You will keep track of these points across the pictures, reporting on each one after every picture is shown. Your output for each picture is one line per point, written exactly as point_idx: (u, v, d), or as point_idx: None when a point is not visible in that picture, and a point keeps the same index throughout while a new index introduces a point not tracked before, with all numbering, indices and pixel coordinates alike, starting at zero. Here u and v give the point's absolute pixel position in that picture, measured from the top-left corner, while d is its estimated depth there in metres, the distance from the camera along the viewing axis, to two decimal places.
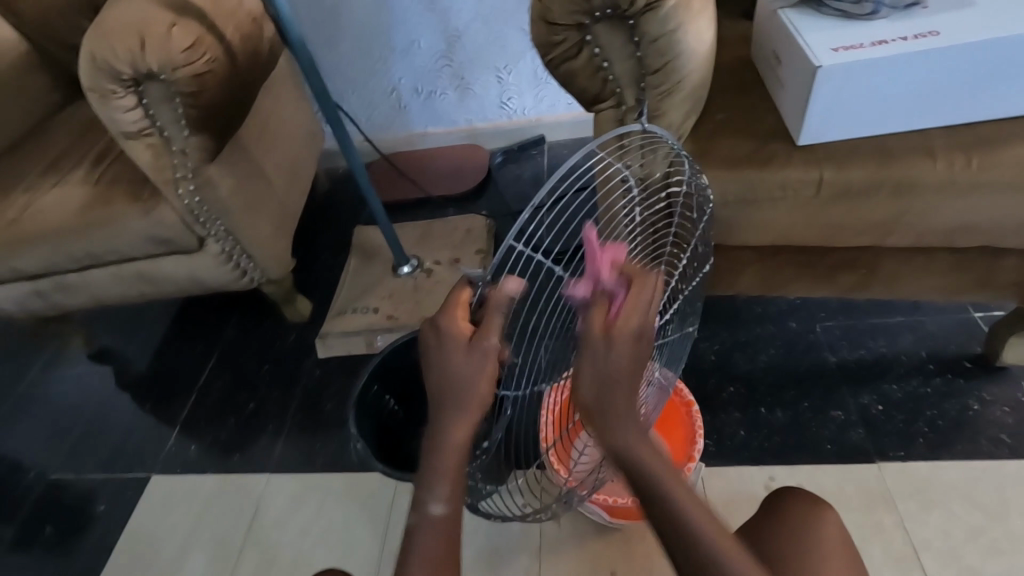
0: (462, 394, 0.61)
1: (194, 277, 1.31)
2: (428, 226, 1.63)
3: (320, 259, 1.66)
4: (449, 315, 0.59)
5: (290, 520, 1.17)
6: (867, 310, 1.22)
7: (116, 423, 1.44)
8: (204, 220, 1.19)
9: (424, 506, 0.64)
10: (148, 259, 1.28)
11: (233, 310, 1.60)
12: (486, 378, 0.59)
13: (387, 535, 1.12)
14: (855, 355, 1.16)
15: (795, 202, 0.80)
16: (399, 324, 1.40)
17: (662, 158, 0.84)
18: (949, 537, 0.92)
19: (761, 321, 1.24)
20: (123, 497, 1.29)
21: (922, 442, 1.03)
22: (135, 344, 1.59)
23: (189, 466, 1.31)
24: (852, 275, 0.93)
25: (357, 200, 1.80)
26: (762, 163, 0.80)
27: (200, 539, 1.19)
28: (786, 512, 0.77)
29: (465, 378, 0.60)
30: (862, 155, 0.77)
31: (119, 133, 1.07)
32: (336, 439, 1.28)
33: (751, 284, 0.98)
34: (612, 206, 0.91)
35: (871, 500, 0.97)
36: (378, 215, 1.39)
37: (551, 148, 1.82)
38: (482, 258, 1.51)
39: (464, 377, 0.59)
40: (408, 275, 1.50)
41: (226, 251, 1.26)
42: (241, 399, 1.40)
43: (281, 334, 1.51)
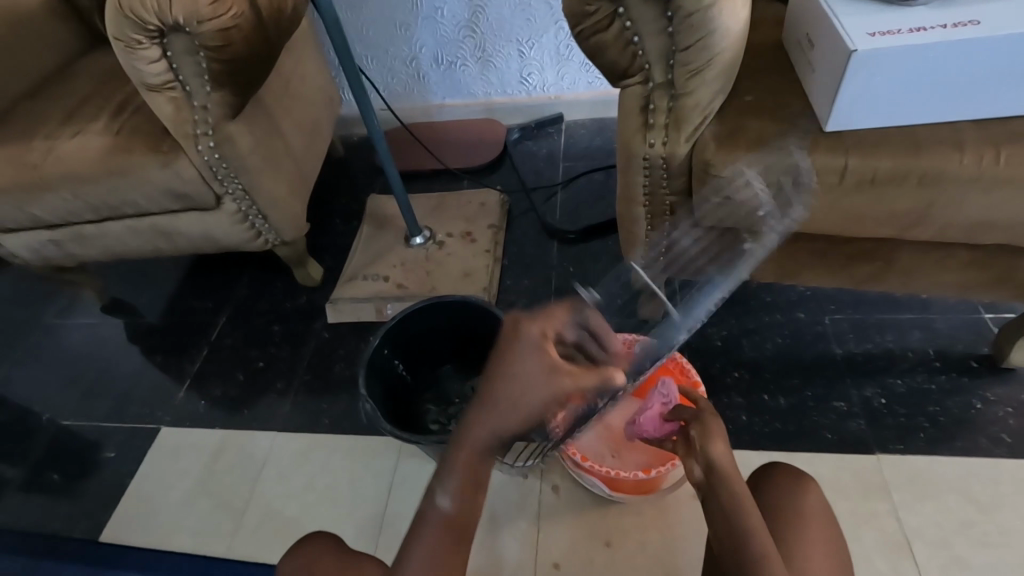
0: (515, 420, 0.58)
1: (209, 234, 1.32)
2: (441, 198, 1.62)
3: (332, 225, 1.67)
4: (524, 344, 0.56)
5: (295, 476, 1.20)
6: (877, 305, 1.22)
7: (127, 374, 1.46)
8: (221, 176, 1.20)
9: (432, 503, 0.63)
10: (165, 213, 1.28)
11: (244, 270, 1.61)
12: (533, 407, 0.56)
13: (390, 497, 1.14)
14: (862, 349, 1.16)
15: (819, 187, 0.80)
16: (409, 293, 1.41)
17: (685, 135, 0.86)
18: (941, 529, 0.94)
19: (769, 309, 1.25)
20: (132, 445, 1.33)
21: (921, 436, 1.04)
22: (147, 298, 1.61)
23: (198, 419, 1.34)
24: (867, 266, 0.93)
25: (372, 168, 1.80)
26: (788, 147, 0.80)
27: (207, 489, 1.22)
28: (774, 487, 0.78)
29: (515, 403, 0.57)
30: (889, 144, 0.77)
31: (143, 84, 1.07)
32: (342, 401, 1.30)
33: (766, 270, 0.99)
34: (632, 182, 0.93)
35: (867, 490, 0.99)
36: (393, 184, 1.39)
37: (569, 127, 1.81)
38: (495, 232, 1.51)
39: (533, 409, 0.56)
40: (420, 246, 1.51)
41: (243, 210, 1.27)
42: (250, 357, 1.43)
43: (292, 296, 1.52)
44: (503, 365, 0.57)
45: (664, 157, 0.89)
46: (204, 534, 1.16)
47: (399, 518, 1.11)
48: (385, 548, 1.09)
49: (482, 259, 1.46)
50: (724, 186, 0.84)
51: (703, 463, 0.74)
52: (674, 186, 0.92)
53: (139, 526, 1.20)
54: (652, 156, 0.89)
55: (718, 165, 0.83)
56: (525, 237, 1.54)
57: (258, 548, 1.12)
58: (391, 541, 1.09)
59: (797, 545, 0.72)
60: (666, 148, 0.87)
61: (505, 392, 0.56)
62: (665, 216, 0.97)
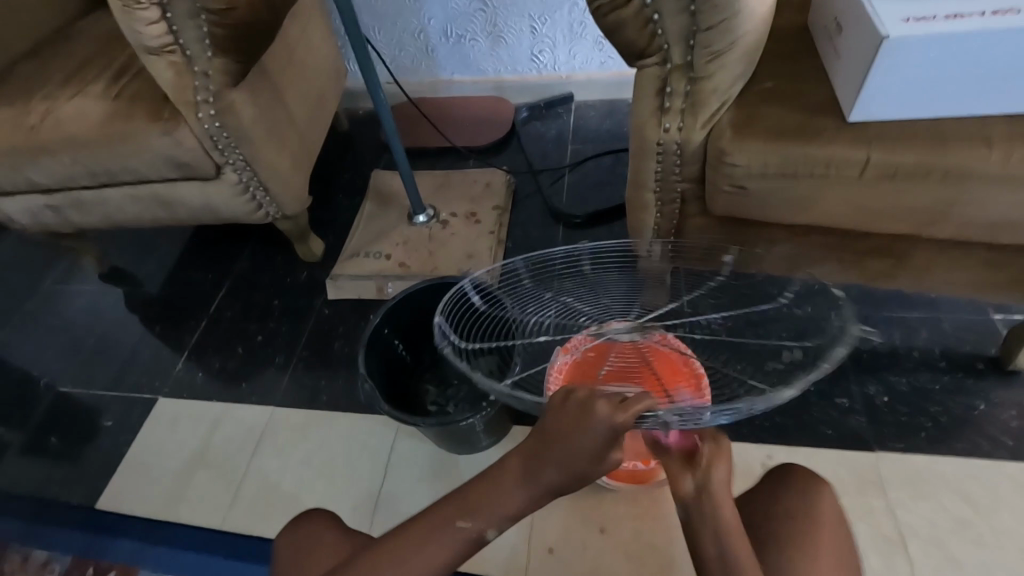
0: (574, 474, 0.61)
1: (210, 205, 1.29)
2: (447, 176, 1.59)
3: (336, 200, 1.64)
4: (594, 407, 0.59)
5: (293, 452, 1.20)
6: (884, 302, 1.21)
7: (127, 343, 1.46)
8: (222, 146, 1.17)
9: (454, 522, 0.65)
10: (165, 182, 1.26)
11: (245, 243, 1.59)
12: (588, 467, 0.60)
13: (387, 475, 1.14)
14: (867, 346, 1.15)
15: (838, 180, 0.77)
16: (411, 272, 1.39)
17: (702, 121, 0.83)
18: (935, 527, 0.93)
19: None
20: (131, 415, 1.32)
21: (922, 435, 1.03)
22: (147, 268, 1.60)
23: (197, 392, 1.33)
24: (881, 263, 0.91)
25: (377, 143, 1.77)
26: (807, 137, 0.77)
27: (204, 461, 1.22)
28: (781, 486, 0.73)
29: (576, 459, 0.60)
30: (914, 137, 0.74)
31: (142, 47, 1.03)
32: (342, 378, 1.30)
33: (775, 264, 0.97)
34: (642, 168, 0.91)
35: (862, 486, 0.98)
36: (397, 160, 1.36)
37: (579, 108, 1.77)
38: (500, 214, 1.49)
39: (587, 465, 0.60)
40: (423, 224, 1.48)
41: (243, 181, 1.24)
42: (250, 330, 1.42)
43: (293, 271, 1.51)
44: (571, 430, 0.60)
45: (679, 142, 0.86)
46: (200, 505, 1.16)
47: (396, 497, 1.11)
48: (381, 526, 1.09)
49: (486, 240, 1.44)
50: (739, 175, 0.81)
51: (698, 480, 0.67)
52: (686, 173, 0.89)
53: (136, 495, 1.20)
54: (666, 141, 0.86)
55: (735, 154, 0.80)
56: (530, 220, 1.52)
57: (254, 520, 1.12)
58: (387, 518, 1.09)
59: (809, 545, 0.67)
60: (681, 133, 0.84)
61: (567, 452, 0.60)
62: (674, 204, 0.95)
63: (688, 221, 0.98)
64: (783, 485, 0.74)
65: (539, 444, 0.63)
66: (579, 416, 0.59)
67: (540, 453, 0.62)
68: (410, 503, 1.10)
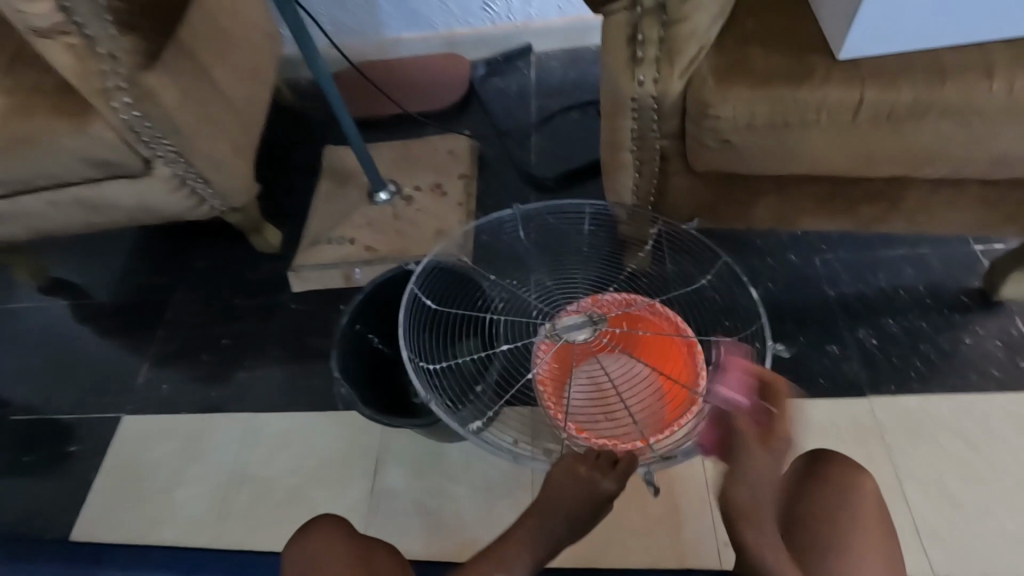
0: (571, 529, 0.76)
1: (146, 205, 1.17)
2: (406, 147, 1.48)
3: (289, 183, 1.52)
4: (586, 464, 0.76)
5: (277, 459, 1.14)
6: (869, 243, 1.18)
7: (81, 360, 1.35)
8: (147, 137, 1.04)
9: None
10: (90, 183, 1.12)
11: (196, 239, 1.47)
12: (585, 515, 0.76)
13: (379, 473, 1.10)
14: (854, 290, 1.14)
15: (831, 126, 0.71)
16: (380, 256, 1.30)
17: (679, 71, 0.75)
18: (932, 467, 0.95)
19: (760, 253, 1.20)
20: (96, 437, 1.24)
21: (913, 375, 1.03)
22: (90, 276, 1.46)
23: (165, 406, 1.25)
24: (871, 208, 0.87)
25: (326, 116, 1.63)
26: (797, 80, 0.70)
27: (183, 478, 1.15)
28: (829, 480, 0.72)
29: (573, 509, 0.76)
30: (912, 72, 0.68)
31: (30, 31, 0.89)
32: (319, 375, 1.23)
33: (763, 217, 0.92)
34: (618, 128, 0.83)
35: (859, 435, 0.99)
36: (350, 135, 1.24)
37: (540, 59, 1.64)
38: (467, 183, 1.39)
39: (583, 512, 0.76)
40: (386, 202, 1.38)
41: (178, 174, 1.12)
42: (214, 334, 1.32)
43: (252, 266, 1.40)
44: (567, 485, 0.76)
45: (656, 96, 0.78)
46: (186, 526, 1.10)
47: (390, 493, 1.08)
48: (379, 525, 1.05)
49: (456, 214, 1.35)
50: (724, 129, 0.75)
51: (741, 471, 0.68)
52: (665, 130, 0.82)
53: (114, 522, 1.13)
54: (642, 95, 0.78)
55: (718, 105, 0.73)
56: (500, 187, 1.43)
57: (245, 534, 1.08)
58: (385, 516, 1.06)
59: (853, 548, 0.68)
60: (658, 86, 0.77)
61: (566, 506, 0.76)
62: (654, 163, 0.88)
63: (670, 181, 0.90)
64: (825, 478, 0.73)
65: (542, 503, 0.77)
66: (576, 484, 0.76)
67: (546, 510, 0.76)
68: (406, 499, 1.07)
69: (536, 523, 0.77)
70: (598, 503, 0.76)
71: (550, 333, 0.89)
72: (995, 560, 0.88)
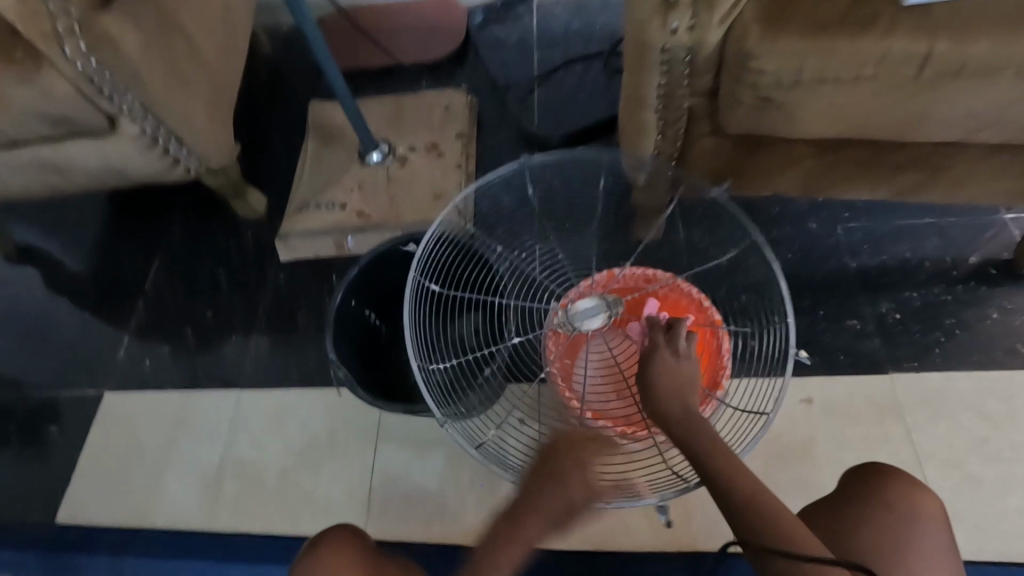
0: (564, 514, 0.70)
1: (114, 167, 1.06)
2: (398, 103, 1.36)
3: (270, 143, 1.40)
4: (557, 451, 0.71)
5: (269, 439, 1.09)
6: (893, 210, 1.12)
7: (55, 334, 1.27)
8: (109, 91, 0.92)
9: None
10: (48, 142, 1.01)
11: (172, 203, 1.36)
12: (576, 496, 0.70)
13: (378, 453, 1.05)
14: (876, 261, 1.08)
15: (890, 82, 0.63)
16: (373, 223, 1.21)
17: (719, 17, 0.65)
18: (953, 446, 0.92)
19: (778, 221, 1.13)
20: (76, 417, 1.17)
21: (936, 352, 0.99)
22: (58, 244, 1.36)
23: (148, 383, 1.18)
24: (913, 175, 0.80)
25: (309, 67, 1.49)
26: (856, 28, 0.62)
27: (171, 460, 1.10)
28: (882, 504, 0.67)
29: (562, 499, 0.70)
30: (988, 21, 0.60)
31: None
32: (312, 350, 1.16)
33: (791, 184, 0.85)
34: (644, 83, 0.73)
35: (879, 414, 0.96)
36: (338, 90, 1.13)
37: (542, 5, 1.50)
38: (465, 144, 1.29)
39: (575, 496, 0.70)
40: (378, 163, 1.27)
41: (148, 132, 1.01)
42: (197, 307, 1.24)
43: (235, 233, 1.30)
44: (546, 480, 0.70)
45: (690, 46, 0.69)
46: (178, 508, 1.06)
47: (390, 474, 1.04)
48: (379, 508, 1.02)
49: (454, 176, 1.25)
50: (767, 84, 0.66)
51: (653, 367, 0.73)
52: (696, 84, 0.74)
53: (102, 505, 1.09)
54: (675, 46, 0.69)
55: (763, 57, 0.64)
56: (501, 147, 1.33)
57: (240, 517, 1.04)
58: (385, 497, 1.02)
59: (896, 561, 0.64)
60: (694, 34, 0.67)
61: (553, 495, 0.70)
62: (680, 123, 0.80)
63: (694, 142, 0.83)
64: (883, 496, 0.67)
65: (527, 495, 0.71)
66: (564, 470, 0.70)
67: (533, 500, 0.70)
68: (407, 480, 1.03)
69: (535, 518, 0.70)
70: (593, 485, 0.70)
71: (562, 321, 0.81)
72: (1012, 538, 0.87)
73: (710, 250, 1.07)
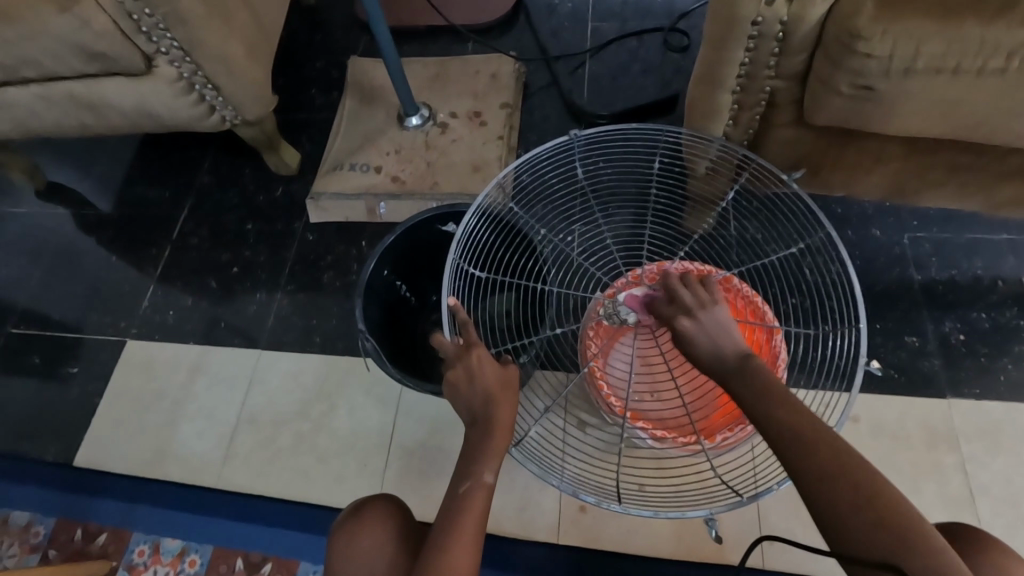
0: (509, 421, 0.68)
1: (148, 110, 1.02)
2: (441, 65, 1.29)
3: (306, 97, 1.35)
4: (480, 362, 0.69)
5: (286, 401, 1.07)
6: (968, 222, 1.03)
7: (80, 275, 1.25)
8: (148, 28, 0.88)
9: (478, 474, 0.65)
10: (83, 78, 0.98)
11: (204, 152, 1.32)
12: (502, 408, 0.68)
13: (397, 427, 1.03)
14: (944, 276, 0.99)
15: (1015, 76, 0.57)
16: (407, 190, 1.16)
17: None
18: (1011, 482, 0.86)
19: (839, 224, 1.04)
20: (99, 359, 1.16)
21: (1001, 380, 0.92)
22: (88, 184, 1.34)
23: (170, 333, 1.16)
24: (1017, 186, 0.74)
25: (351, 21, 1.42)
26: (987, 14, 0.55)
27: (189, 412, 1.09)
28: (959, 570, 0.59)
29: (486, 410, 0.68)
30: None
31: None
32: (336, 316, 1.13)
33: (870, 187, 0.79)
34: (727, 58, 0.66)
35: (933, 439, 0.89)
36: (383, 46, 1.06)
37: None
38: (509, 113, 1.21)
39: (503, 407, 0.68)
40: (417, 128, 1.21)
41: (185, 76, 0.97)
42: (222, 260, 1.21)
43: (264, 188, 1.27)
44: (474, 380, 0.69)
45: (786, 20, 0.61)
46: (193, 461, 1.05)
47: (409, 448, 1.01)
48: (395, 482, 0.99)
49: (494, 147, 1.18)
50: (871, 71, 0.60)
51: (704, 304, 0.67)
52: (783, 67, 0.66)
53: (117, 450, 1.08)
54: (768, 18, 0.61)
55: (873, 39, 0.57)
56: (545, 120, 1.26)
57: (254, 478, 1.02)
58: (402, 471, 1.00)
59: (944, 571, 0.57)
60: (793, 7, 0.60)
61: (491, 409, 0.68)
62: (757, 108, 0.72)
63: (771, 131, 0.75)
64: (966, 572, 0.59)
65: (471, 414, 0.69)
66: (495, 373, 0.70)
67: (477, 420, 0.68)
68: (425, 457, 1.00)
69: (475, 432, 0.68)
70: (511, 391, 0.70)
71: (609, 312, 0.77)
72: None
73: (765, 246, 1.00)
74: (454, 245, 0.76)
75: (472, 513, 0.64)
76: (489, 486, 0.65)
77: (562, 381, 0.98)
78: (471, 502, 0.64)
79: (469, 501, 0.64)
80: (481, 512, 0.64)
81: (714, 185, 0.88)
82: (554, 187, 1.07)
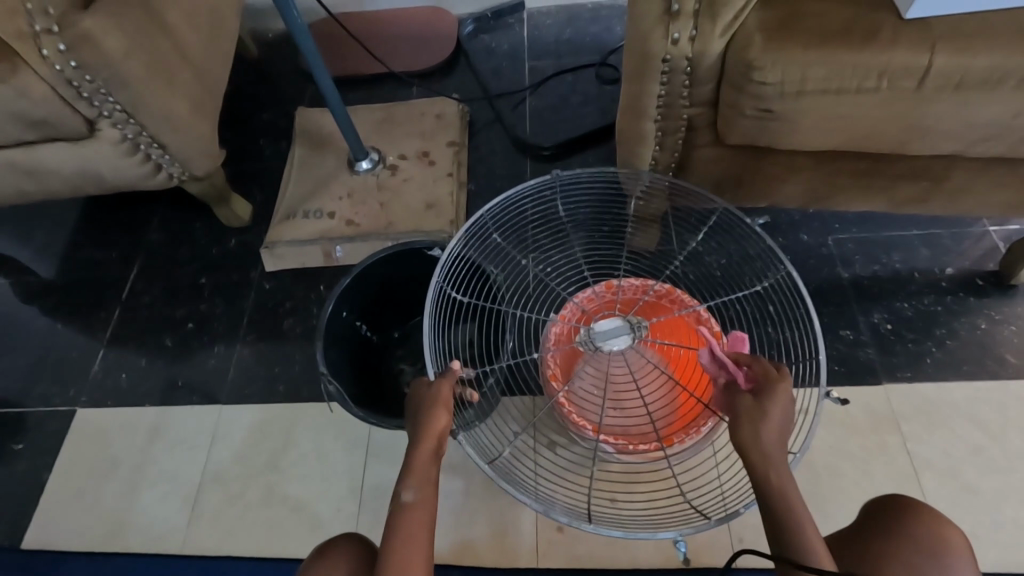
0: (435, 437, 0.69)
1: (91, 172, 1.02)
2: (387, 110, 1.33)
3: (255, 149, 1.36)
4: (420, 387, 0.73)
5: (252, 455, 1.04)
6: (883, 221, 1.12)
7: (24, 346, 1.20)
8: (89, 93, 0.89)
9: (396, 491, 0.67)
10: (21, 145, 0.97)
11: (152, 210, 1.31)
12: (429, 424, 0.69)
13: (368, 468, 1.02)
14: (868, 271, 1.08)
15: (889, 93, 0.65)
16: (363, 231, 1.18)
17: (720, 30, 0.66)
18: (949, 456, 0.93)
19: (771, 232, 1.13)
20: (47, 432, 1.11)
21: (928, 362, 1.00)
22: (28, 251, 1.30)
23: (124, 396, 1.12)
24: (913, 187, 0.82)
25: (296, 73, 1.46)
26: (859, 41, 0.64)
27: (148, 477, 1.05)
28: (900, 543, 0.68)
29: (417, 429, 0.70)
30: (980, 35, 0.63)
31: None
32: (299, 362, 1.12)
33: (790, 196, 0.86)
34: (646, 91, 0.73)
35: (876, 422, 0.96)
36: (329, 96, 1.10)
37: (533, 16, 1.49)
38: (457, 151, 1.26)
39: (433, 424, 0.69)
40: (368, 171, 1.24)
41: (129, 137, 0.97)
42: (177, 316, 1.19)
43: (217, 241, 1.26)
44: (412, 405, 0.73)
45: (691, 56, 0.69)
46: (154, 530, 1.01)
47: (384, 490, 1.00)
48: (369, 526, 0.98)
49: (444, 185, 1.22)
50: (769, 95, 0.67)
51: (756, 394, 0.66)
52: (696, 96, 0.73)
53: (71, 526, 1.03)
54: (676, 55, 0.69)
55: (766, 68, 0.65)
56: (492, 155, 1.31)
57: (222, 538, 0.99)
58: (377, 513, 0.98)
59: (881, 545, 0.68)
60: (695, 44, 0.67)
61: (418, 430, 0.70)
62: (680, 133, 0.79)
63: (694, 152, 0.82)
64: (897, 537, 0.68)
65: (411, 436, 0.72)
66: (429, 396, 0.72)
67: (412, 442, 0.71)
68: None
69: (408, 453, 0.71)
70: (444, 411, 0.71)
71: (585, 341, 0.80)
72: (1010, 548, 0.87)
73: (706, 257, 1.07)
74: (434, 273, 0.78)
75: (416, 547, 0.64)
76: (407, 505, 0.66)
77: (529, 405, 1.01)
78: (415, 532, 0.65)
79: (415, 535, 0.64)
80: (425, 543, 0.65)
81: (656, 208, 0.93)
82: (508, 220, 1.11)
